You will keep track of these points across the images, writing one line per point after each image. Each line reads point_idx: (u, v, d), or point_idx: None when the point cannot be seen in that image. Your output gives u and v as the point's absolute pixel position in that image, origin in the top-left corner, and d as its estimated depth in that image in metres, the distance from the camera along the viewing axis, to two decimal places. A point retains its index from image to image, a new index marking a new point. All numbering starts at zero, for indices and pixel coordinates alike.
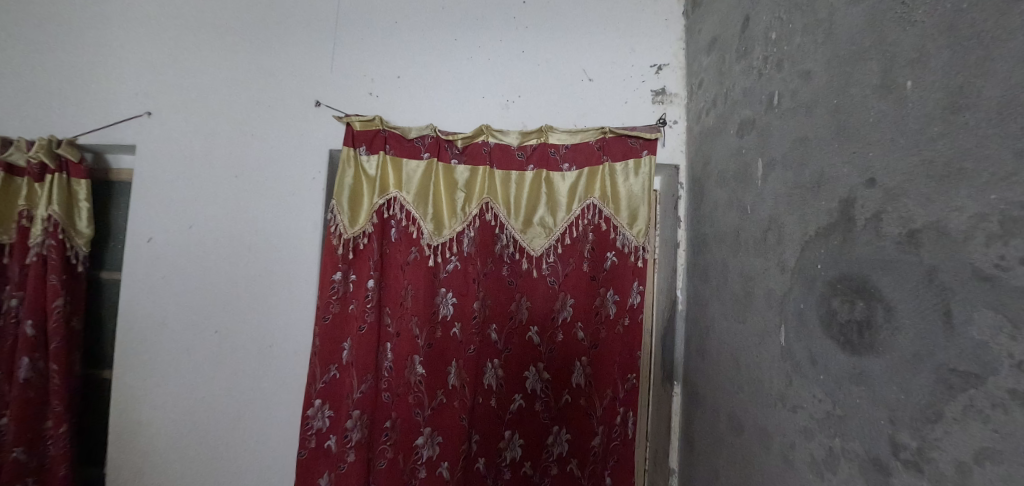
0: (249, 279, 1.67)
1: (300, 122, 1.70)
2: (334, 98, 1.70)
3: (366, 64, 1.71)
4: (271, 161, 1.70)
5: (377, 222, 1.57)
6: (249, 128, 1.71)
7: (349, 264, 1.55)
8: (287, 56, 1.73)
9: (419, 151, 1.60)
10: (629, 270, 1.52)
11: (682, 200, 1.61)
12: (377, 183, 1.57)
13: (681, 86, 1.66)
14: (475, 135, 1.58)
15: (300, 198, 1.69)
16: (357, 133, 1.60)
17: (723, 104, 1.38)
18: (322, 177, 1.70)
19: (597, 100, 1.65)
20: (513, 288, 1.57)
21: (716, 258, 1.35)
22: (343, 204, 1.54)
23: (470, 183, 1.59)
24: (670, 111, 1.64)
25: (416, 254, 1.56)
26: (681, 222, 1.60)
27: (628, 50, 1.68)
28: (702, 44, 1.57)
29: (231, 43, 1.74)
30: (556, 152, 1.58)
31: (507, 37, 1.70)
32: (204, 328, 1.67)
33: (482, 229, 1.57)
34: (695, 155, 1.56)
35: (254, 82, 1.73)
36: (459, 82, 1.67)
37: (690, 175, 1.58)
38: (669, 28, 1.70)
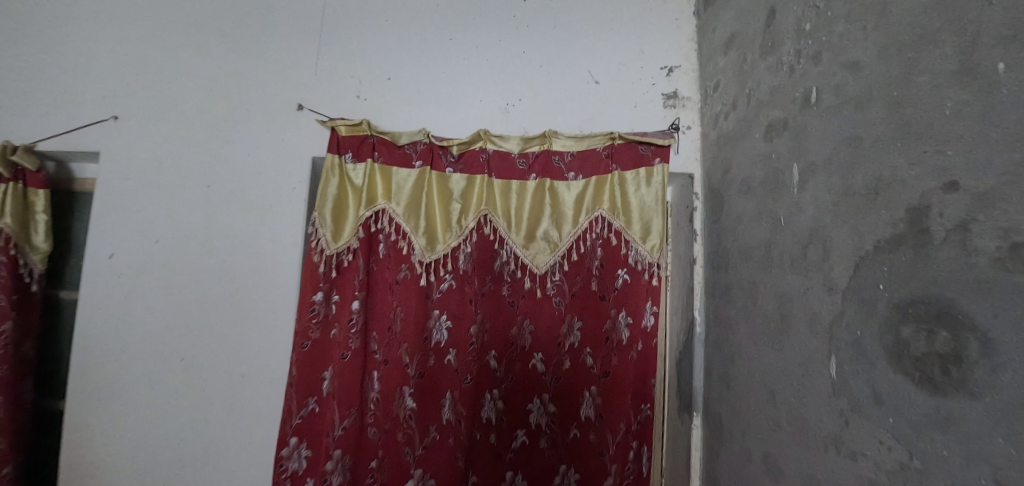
0: (221, 300, 1.51)
1: (280, 128, 1.56)
2: (318, 102, 1.56)
3: (353, 65, 1.57)
4: (247, 170, 1.55)
5: (362, 237, 1.41)
6: (224, 134, 1.57)
7: (331, 284, 1.39)
8: (267, 57, 1.59)
9: (410, 159, 1.46)
10: (643, 289, 1.38)
11: (698, 212, 1.47)
12: (364, 193, 1.42)
13: (694, 89, 1.53)
14: (472, 141, 1.44)
15: (279, 211, 1.54)
16: (342, 138, 1.46)
17: (745, 105, 1.26)
18: (303, 188, 1.55)
19: (604, 105, 1.52)
20: (514, 310, 1.41)
21: (742, 275, 1.21)
22: (326, 217, 1.40)
23: (466, 193, 1.44)
24: (682, 116, 1.51)
25: (406, 273, 1.41)
26: (698, 236, 1.45)
27: (636, 51, 1.56)
28: (717, 44, 1.44)
29: (206, 42, 1.60)
30: (561, 160, 1.44)
31: (507, 37, 1.57)
32: (170, 354, 1.50)
33: (480, 244, 1.42)
34: (712, 163, 1.42)
35: (231, 84, 1.58)
36: (454, 84, 1.54)
37: (707, 184, 1.44)
38: (680, 27, 1.57)
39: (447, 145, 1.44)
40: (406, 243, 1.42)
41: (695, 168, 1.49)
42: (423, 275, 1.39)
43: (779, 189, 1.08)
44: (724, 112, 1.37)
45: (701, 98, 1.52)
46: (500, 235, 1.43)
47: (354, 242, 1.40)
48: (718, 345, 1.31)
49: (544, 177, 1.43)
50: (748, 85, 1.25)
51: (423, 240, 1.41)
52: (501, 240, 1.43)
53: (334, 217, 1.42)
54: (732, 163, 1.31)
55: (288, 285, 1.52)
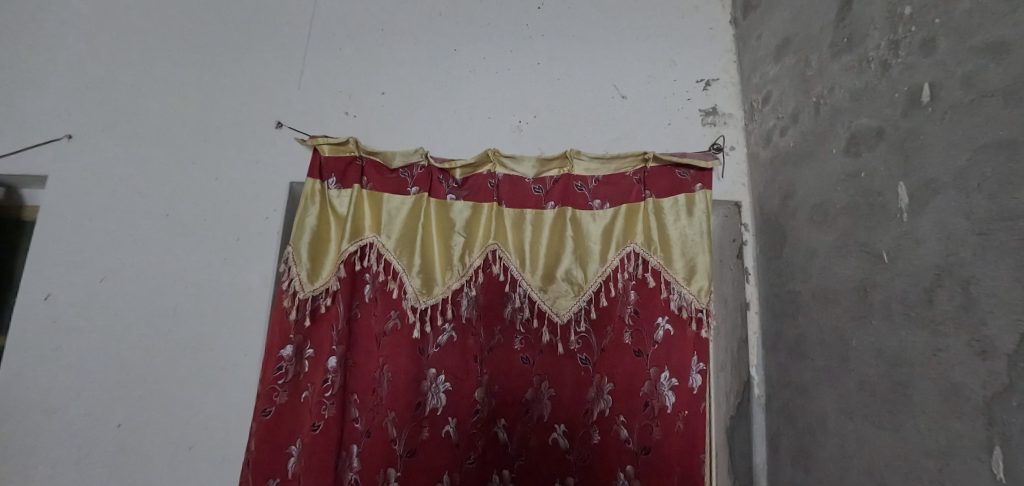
0: (175, 351, 1.25)
1: (255, 149, 1.34)
2: (298, 120, 1.34)
3: (341, 77, 1.35)
4: (215, 197, 1.32)
5: (344, 278, 1.17)
6: (190, 155, 1.34)
7: (304, 336, 1.14)
8: (244, 69, 1.38)
9: (405, 185, 1.23)
10: (687, 343, 1.12)
11: (749, 247, 1.22)
12: (349, 224, 1.18)
13: (736, 104, 1.30)
14: (479, 162, 1.21)
15: (247, 245, 1.29)
16: (327, 160, 1.23)
17: (813, 114, 1.03)
18: (277, 217, 1.30)
19: (632, 122, 1.27)
20: (529, 368, 1.15)
21: (820, 325, 0.95)
22: (303, 253, 1.15)
23: (471, 224, 1.19)
24: (725, 135, 1.27)
25: (395, 322, 1.15)
26: (749, 275, 1.20)
27: (667, 62, 1.33)
28: (763, 50, 1.22)
29: (179, 53, 1.40)
30: (584, 185, 1.20)
31: (518, 47, 1.35)
32: (106, 419, 1.23)
33: (487, 287, 1.18)
34: (765, 188, 1.18)
35: (203, 99, 1.37)
36: (454, 99, 1.31)
37: (760, 213, 1.19)
38: (714, 37, 1.36)
39: (449, 168, 1.21)
40: (397, 284, 1.17)
41: (742, 195, 1.24)
42: (417, 325, 1.13)
43: (878, 213, 0.83)
44: (779, 126, 1.14)
45: (745, 115, 1.28)
46: (510, 276, 1.18)
47: (334, 284, 1.16)
48: (789, 413, 1.03)
49: (566, 205, 1.19)
50: (814, 92, 1.03)
51: (417, 281, 1.15)
52: (512, 281, 1.18)
53: (313, 252, 1.18)
54: (795, 185, 1.07)
55: (254, 334, 1.26)
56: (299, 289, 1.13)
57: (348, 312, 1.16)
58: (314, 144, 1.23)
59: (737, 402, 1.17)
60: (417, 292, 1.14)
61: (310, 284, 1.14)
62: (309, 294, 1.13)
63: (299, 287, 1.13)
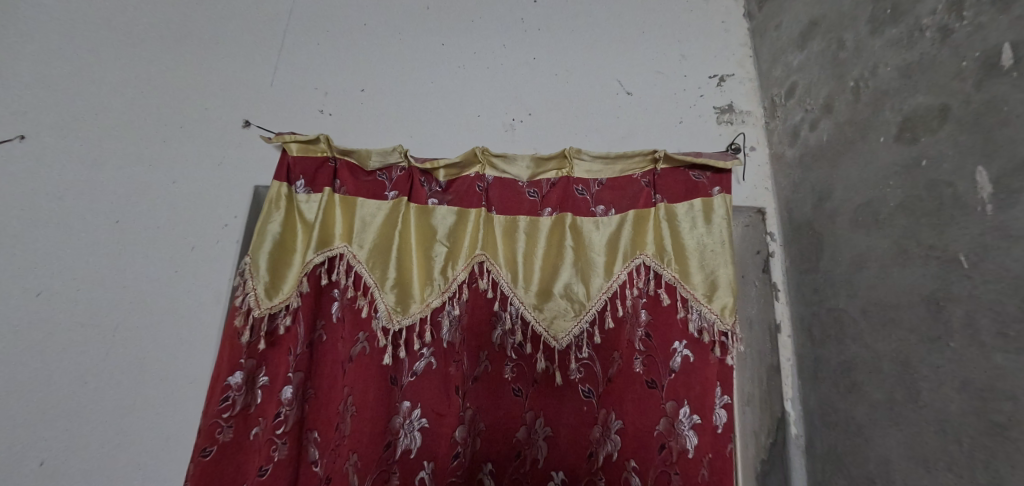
0: (114, 378, 1.08)
1: (219, 150, 1.20)
2: (268, 120, 1.20)
3: (316, 73, 1.22)
4: (171, 202, 1.17)
5: (308, 294, 1.01)
6: (148, 157, 1.20)
7: (258, 361, 0.98)
8: (213, 67, 1.26)
9: (382, 189, 1.07)
10: (709, 372, 0.94)
11: (776, 259, 1.05)
12: (316, 231, 1.01)
13: (754, 102, 1.15)
14: (466, 162, 1.05)
15: (203, 256, 1.14)
16: (295, 160, 1.08)
17: (852, 100, 0.88)
18: (238, 224, 1.15)
19: (638, 121, 1.13)
20: (520, 403, 0.98)
21: (872, 348, 0.79)
22: (261, 265, 0.99)
23: (455, 233, 1.03)
24: (743, 133, 1.12)
25: (364, 346, 0.98)
26: (778, 292, 1.03)
27: (676, 57, 1.19)
28: (785, 40, 1.09)
29: (143, 48, 1.27)
30: (586, 189, 1.05)
31: (512, 41, 1.21)
32: (26, 458, 1.05)
33: (472, 305, 1.02)
34: (793, 191, 1.02)
35: (166, 96, 1.24)
36: (439, 96, 1.17)
37: (788, 219, 1.04)
38: (727, 31, 1.22)
39: (432, 169, 1.06)
40: (367, 302, 1.00)
41: (765, 201, 1.08)
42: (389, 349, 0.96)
43: (953, 208, 0.68)
44: (807, 120, 0.99)
45: (765, 113, 1.14)
46: (500, 293, 1.01)
47: (295, 300, 0.99)
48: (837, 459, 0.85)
49: (567, 210, 1.03)
50: (852, 76, 0.89)
51: (389, 298, 0.99)
52: (502, 299, 1.01)
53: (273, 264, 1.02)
54: (832, 184, 0.91)
55: (205, 358, 1.10)
56: (256, 308, 0.97)
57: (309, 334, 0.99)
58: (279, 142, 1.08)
59: (768, 443, 0.98)
60: (390, 311, 0.97)
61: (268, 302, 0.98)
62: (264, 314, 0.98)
63: (255, 304, 0.97)
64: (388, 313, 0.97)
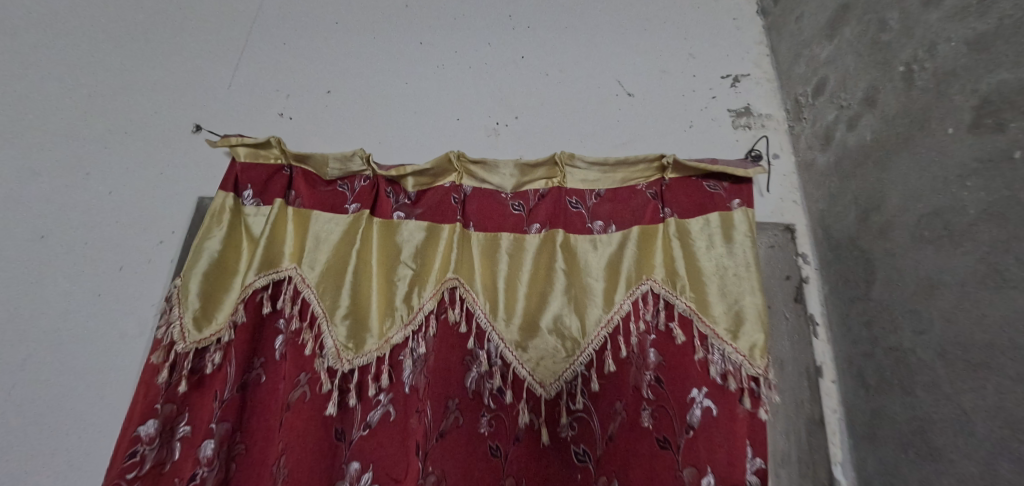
0: (10, 425, 0.89)
1: (161, 158, 1.03)
2: (217, 122, 1.04)
3: (275, 73, 1.06)
4: (103, 217, 1.00)
5: (244, 325, 0.83)
6: (78, 163, 1.03)
7: (179, 407, 0.80)
8: (163, 67, 1.10)
9: (343, 201, 0.91)
10: (739, 429, 0.74)
11: (812, 284, 0.87)
12: (260, 249, 0.85)
13: (775, 105, 0.99)
14: (438, 169, 0.89)
15: (133, 279, 0.96)
16: (243, 167, 0.92)
17: (905, 88, 0.72)
18: (176, 241, 0.98)
19: (642, 124, 0.96)
20: (500, 467, 0.77)
21: (958, 399, 0.61)
22: (192, 289, 0.83)
23: (424, 252, 0.87)
24: (766, 138, 0.95)
25: (304, 390, 0.81)
26: (816, 325, 0.85)
27: (684, 56, 1.03)
28: (810, 31, 0.93)
29: (88, 43, 1.12)
30: (580, 201, 0.88)
31: (497, 38, 1.05)
32: None
33: (440, 342, 0.82)
34: (829, 203, 0.85)
35: (106, 95, 1.07)
36: (410, 97, 1.00)
37: (824, 238, 0.86)
38: (740, 28, 1.07)
39: (399, 178, 0.90)
40: (313, 336, 0.83)
41: (794, 216, 0.90)
42: (334, 396, 0.80)
43: None
44: (844, 118, 0.83)
45: (789, 116, 0.97)
46: (475, 326, 0.83)
47: (226, 334, 0.82)
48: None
49: (558, 226, 0.86)
50: (902, 58, 0.73)
51: (340, 331, 0.82)
52: (478, 335, 0.83)
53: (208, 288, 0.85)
54: (883, 192, 0.74)
55: (128, 400, 0.91)
56: (181, 341, 0.81)
57: (243, 374, 0.82)
58: (224, 146, 0.92)
59: None
60: (339, 348, 0.81)
61: (197, 335, 0.82)
62: (190, 349, 0.81)
63: (180, 337, 0.81)
64: (338, 352, 0.80)
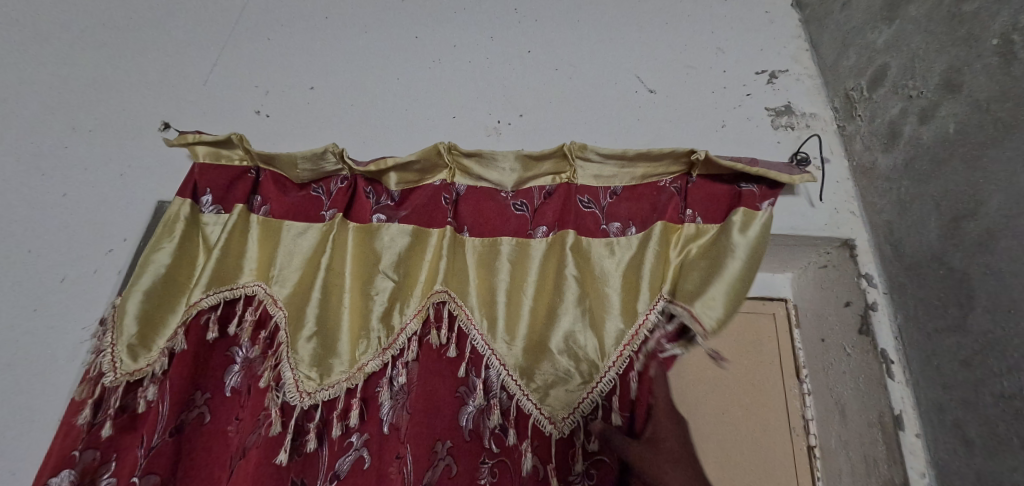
0: None
1: (122, 159, 0.90)
2: (187, 121, 0.92)
3: (255, 69, 0.95)
4: (47, 222, 0.86)
5: (184, 353, 0.69)
6: (26, 159, 0.90)
7: (103, 455, 0.65)
8: (133, 62, 0.99)
9: (318, 207, 0.77)
10: (665, 437, 0.64)
11: (881, 313, 0.70)
12: (212, 261, 0.71)
13: (819, 103, 0.84)
14: (427, 164, 0.75)
15: (73, 294, 0.82)
16: (202, 170, 0.78)
17: (1005, 64, 0.58)
18: (128, 251, 0.84)
19: (664, 124, 0.83)
20: None
21: None
22: (130, 309, 0.68)
23: (407, 262, 0.72)
24: (813, 140, 0.81)
25: (259, 434, 0.66)
26: (890, 364, 0.68)
27: (711, 50, 0.90)
28: (862, 15, 0.79)
29: (53, 30, 1.01)
30: (593, 201, 0.74)
31: (501, 32, 0.93)
32: None
33: (426, 372, 0.68)
34: (901, 212, 0.70)
35: (71, 88, 0.96)
36: (400, 95, 0.88)
37: (893, 256, 0.70)
38: (774, 21, 0.93)
39: (380, 174, 0.76)
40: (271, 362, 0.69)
41: (853, 229, 0.75)
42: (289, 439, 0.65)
43: None
44: (915, 110, 0.69)
45: (838, 116, 0.82)
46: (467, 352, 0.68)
47: (159, 365, 0.68)
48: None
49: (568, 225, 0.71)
50: (997, 29, 0.59)
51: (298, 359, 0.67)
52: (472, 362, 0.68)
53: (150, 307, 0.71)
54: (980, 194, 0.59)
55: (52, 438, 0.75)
56: (111, 372, 0.66)
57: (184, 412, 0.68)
58: (183, 145, 0.78)
59: None
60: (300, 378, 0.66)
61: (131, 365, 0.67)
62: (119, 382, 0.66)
63: (110, 368, 0.66)
64: (298, 388, 0.66)
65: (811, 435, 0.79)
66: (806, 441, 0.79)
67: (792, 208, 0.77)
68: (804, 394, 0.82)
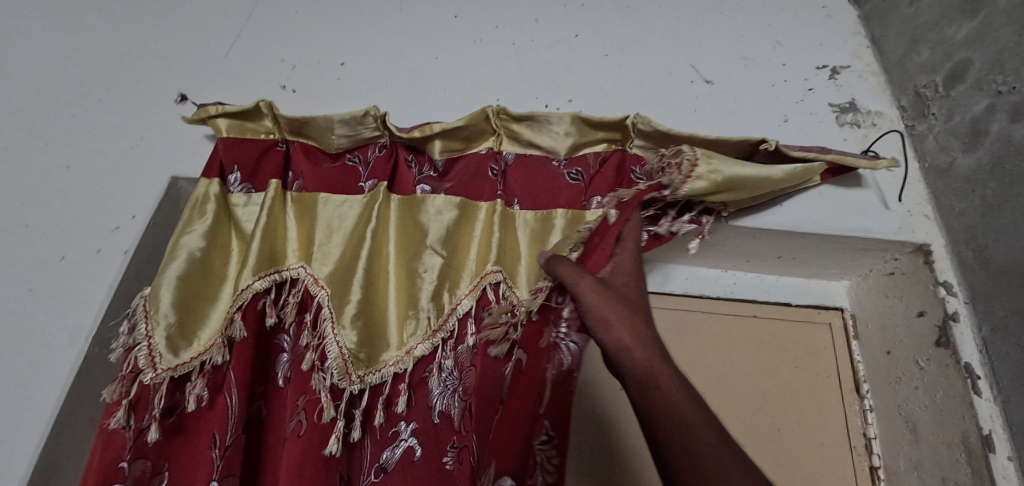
0: None
1: (133, 131, 0.83)
2: (208, 94, 0.86)
3: (281, 42, 0.89)
4: (49, 195, 0.78)
5: (243, 342, 0.61)
6: (30, 127, 0.83)
7: (154, 465, 0.59)
8: (149, 31, 0.92)
9: (354, 177, 0.71)
10: (624, 284, 0.55)
11: (962, 324, 0.65)
12: (255, 243, 0.63)
13: (884, 101, 0.80)
14: (474, 129, 0.69)
15: (72, 273, 0.74)
16: (226, 146, 0.70)
17: None
18: (138, 228, 0.77)
19: (722, 115, 0.78)
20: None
21: None
22: (166, 299, 0.61)
23: (456, 237, 0.67)
24: (880, 140, 0.76)
25: (300, 420, 0.58)
26: (976, 379, 0.63)
27: (768, 42, 0.85)
28: (936, 9, 0.75)
29: None
30: (646, 174, 0.70)
31: (547, 15, 0.88)
32: None
33: (483, 357, 0.63)
34: (987, 216, 0.65)
35: (83, 55, 0.89)
36: (438, 75, 0.83)
37: (978, 263, 0.65)
38: (832, 16, 0.88)
39: (423, 141, 0.70)
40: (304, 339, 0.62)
41: (928, 234, 0.70)
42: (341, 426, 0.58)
43: None
44: (1005, 107, 0.64)
45: (906, 115, 0.78)
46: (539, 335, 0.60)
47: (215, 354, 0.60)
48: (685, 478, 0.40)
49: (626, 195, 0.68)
50: None
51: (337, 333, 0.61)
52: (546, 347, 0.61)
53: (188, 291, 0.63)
54: None
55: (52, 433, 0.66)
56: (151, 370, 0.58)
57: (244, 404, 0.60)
58: (201, 120, 0.70)
59: None
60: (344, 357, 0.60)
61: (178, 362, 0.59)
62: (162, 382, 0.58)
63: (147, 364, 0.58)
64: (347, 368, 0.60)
65: (875, 455, 0.74)
66: (868, 462, 0.74)
67: (862, 208, 0.72)
68: (865, 411, 0.76)
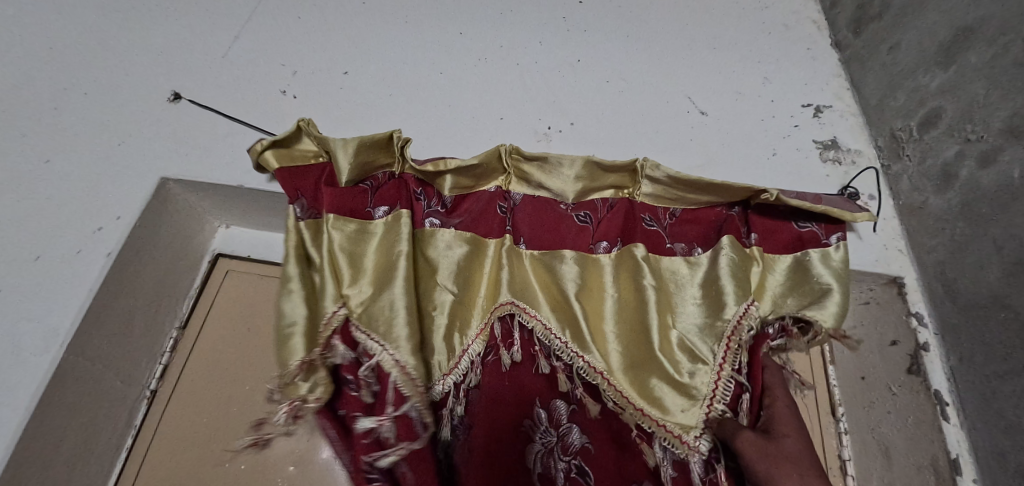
0: None
1: (124, 126, 0.81)
2: (205, 94, 0.84)
3: (284, 48, 0.88)
4: (25, 187, 0.74)
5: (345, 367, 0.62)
6: (6, 116, 0.78)
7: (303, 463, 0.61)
8: (143, 25, 0.90)
9: (363, 200, 0.69)
10: (789, 435, 0.57)
11: (932, 354, 0.70)
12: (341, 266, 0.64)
13: (862, 141, 0.85)
14: (484, 168, 0.69)
15: (48, 270, 0.70)
16: (283, 177, 0.69)
17: None
18: (127, 227, 0.74)
19: (717, 147, 0.81)
20: None
21: None
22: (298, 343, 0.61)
23: (470, 271, 0.69)
24: (860, 177, 0.81)
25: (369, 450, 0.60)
26: (945, 405, 0.68)
27: (758, 79, 0.90)
28: (911, 59, 0.81)
29: None
30: (654, 219, 0.71)
31: (550, 39, 0.90)
32: None
33: (487, 404, 0.67)
34: (956, 252, 0.70)
35: (69, 46, 0.86)
36: (442, 90, 0.84)
37: (947, 296, 0.70)
38: (816, 58, 0.94)
39: (434, 176, 0.70)
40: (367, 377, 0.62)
41: (902, 267, 0.75)
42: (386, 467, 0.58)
43: None
44: (974, 153, 0.70)
45: (882, 154, 0.83)
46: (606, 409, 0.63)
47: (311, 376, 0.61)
48: None
49: (638, 239, 0.68)
50: None
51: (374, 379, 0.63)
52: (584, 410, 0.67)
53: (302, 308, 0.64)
54: None
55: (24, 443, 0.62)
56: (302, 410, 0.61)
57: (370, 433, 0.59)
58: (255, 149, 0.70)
59: None
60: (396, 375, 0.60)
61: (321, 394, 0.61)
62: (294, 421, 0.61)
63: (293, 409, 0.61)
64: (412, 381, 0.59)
65: (849, 476, 0.77)
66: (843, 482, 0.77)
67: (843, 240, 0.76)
68: (841, 433, 0.79)
